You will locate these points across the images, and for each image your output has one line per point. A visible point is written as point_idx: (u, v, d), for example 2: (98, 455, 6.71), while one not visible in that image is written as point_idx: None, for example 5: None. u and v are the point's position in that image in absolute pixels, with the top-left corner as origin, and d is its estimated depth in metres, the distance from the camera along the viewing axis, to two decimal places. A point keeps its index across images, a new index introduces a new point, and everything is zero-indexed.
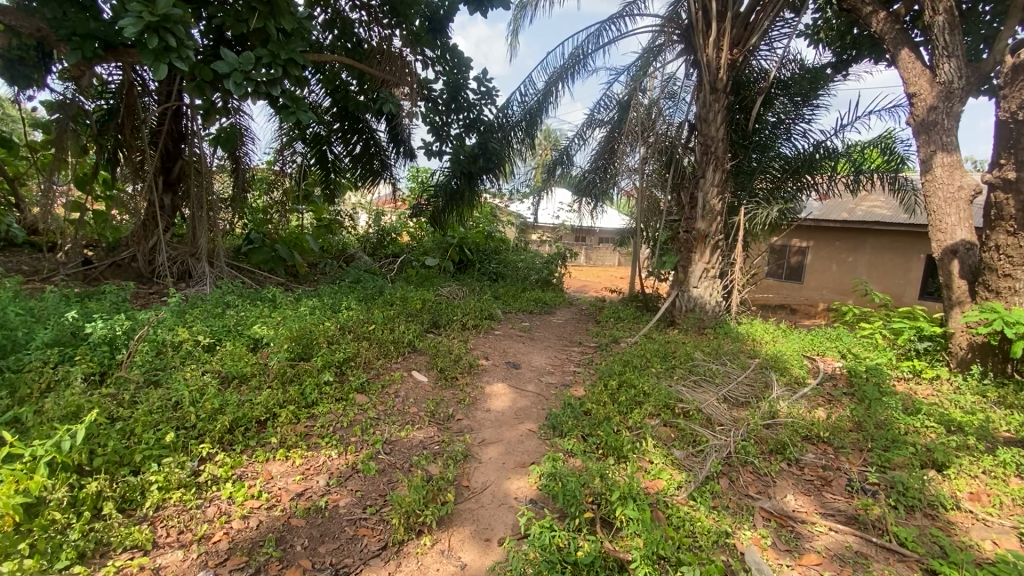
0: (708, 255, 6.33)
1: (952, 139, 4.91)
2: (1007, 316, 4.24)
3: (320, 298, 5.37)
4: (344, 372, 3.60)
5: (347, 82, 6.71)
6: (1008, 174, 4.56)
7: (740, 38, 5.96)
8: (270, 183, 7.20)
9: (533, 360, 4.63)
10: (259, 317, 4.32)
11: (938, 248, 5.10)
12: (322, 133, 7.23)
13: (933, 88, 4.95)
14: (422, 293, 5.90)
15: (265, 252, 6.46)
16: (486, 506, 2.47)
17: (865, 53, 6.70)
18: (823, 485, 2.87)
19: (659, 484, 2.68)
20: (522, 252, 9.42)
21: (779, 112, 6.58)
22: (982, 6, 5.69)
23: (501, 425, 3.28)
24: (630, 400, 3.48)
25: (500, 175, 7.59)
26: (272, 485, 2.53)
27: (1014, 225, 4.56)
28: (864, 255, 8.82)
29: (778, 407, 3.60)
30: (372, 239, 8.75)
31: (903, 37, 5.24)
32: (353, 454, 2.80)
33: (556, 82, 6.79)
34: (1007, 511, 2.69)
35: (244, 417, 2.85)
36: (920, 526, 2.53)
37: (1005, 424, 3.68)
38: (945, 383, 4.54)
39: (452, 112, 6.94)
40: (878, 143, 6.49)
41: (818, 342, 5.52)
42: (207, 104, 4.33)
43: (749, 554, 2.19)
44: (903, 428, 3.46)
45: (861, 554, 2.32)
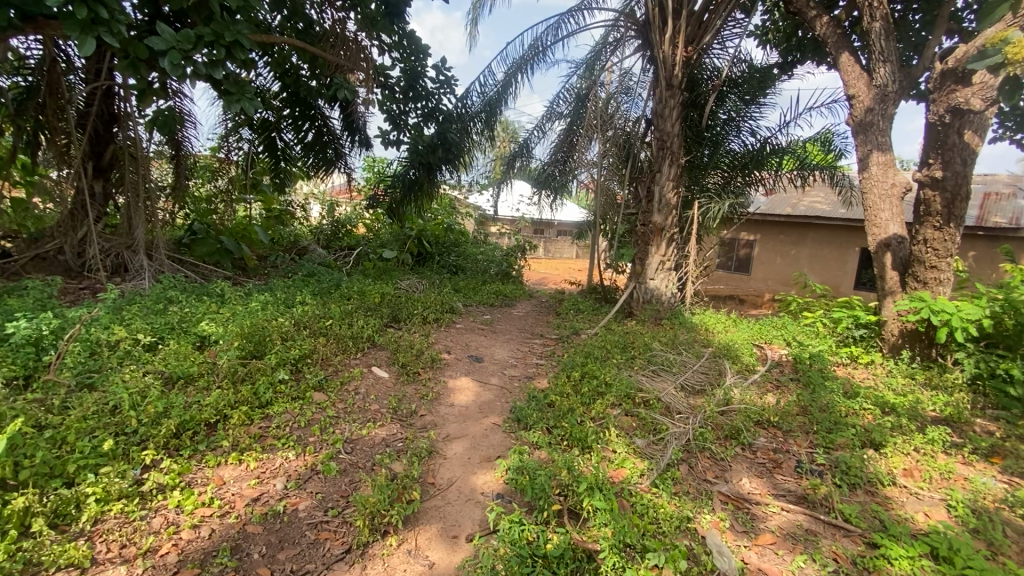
0: (664, 248, 6.49)
1: (886, 139, 5.22)
2: (934, 305, 4.56)
3: (272, 292, 5.14)
4: (300, 370, 3.45)
5: (298, 66, 6.40)
6: (936, 173, 4.90)
7: (694, 36, 6.09)
8: (214, 171, 6.99)
9: (496, 353, 4.61)
10: (206, 313, 4.09)
11: (873, 241, 5.41)
12: (271, 119, 6.89)
13: (870, 90, 5.24)
14: (380, 287, 5.75)
15: (210, 243, 6.10)
16: (453, 503, 2.44)
17: (809, 55, 7.01)
18: (774, 467, 3.00)
19: (622, 472, 2.73)
20: (482, 244, 9.35)
21: (730, 110, 6.79)
22: (913, 15, 6.08)
23: (466, 419, 3.24)
24: (593, 391, 3.52)
25: (459, 167, 7.49)
26: (225, 491, 2.39)
27: (940, 220, 4.91)
28: (806, 248, 9.30)
29: (732, 393, 3.75)
30: (326, 230, 8.43)
31: (844, 41, 5.51)
32: (312, 455, 2.69)
33: (515, 73, 6.73)
34: (937, 484, 2.91)
35: (191, 420, 2.68)
36: (862, 502, 2.69)
37: (932, 403, 3.99)
38: (879, 367, 4.87)
39: (410, 101, 6.78)
40: (817, 138, 6.90)
41: (765, 331, 5.78)
42: (142, 85, 4.00)
43: (709, 537, 2.26)
44: (844, 410, 3.69)
45: (810, 531, 2.43)
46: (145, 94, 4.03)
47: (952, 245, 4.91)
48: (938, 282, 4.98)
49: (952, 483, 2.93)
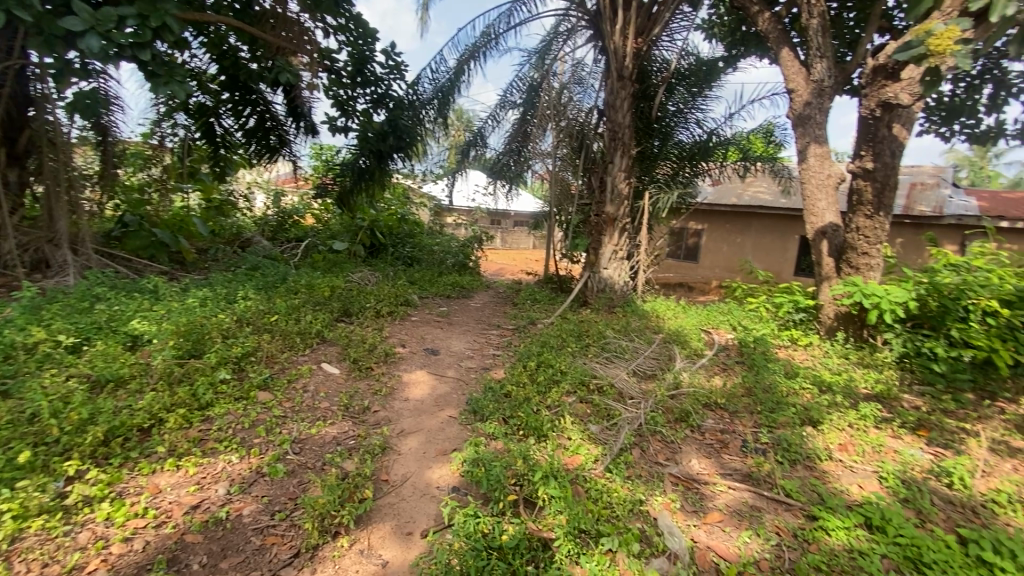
0: (617, 238, 6.61)
1: (823, 131, 5.48)
2: (865, 289, 4.86)
3: (212, 287, 4.86)
4: (242, 369, 3.29)
5: (236, 47, 6.07)
6: (867, 164, 5.20)
7: (643, 27, 6.18)
8: (146, 158, 6.34)
9: (452, 345, 4.56)
10: (137, 310, 3.82)
11: (810, 229, 5.71)
12: (208, 103, 6.63)
13: (808, 85, 5.49)
14: (330, 280, 5.56)
15: (143, 236, 5.70)
16: (408, 499, 2.39)
17: (752, 50, 7.25)
18: (722, 447, 3.12)
19: (577, 459, 2.76)
20: (438, 235, 9.22)
21: (679, 101, 6.94)
22: (847, 13, 6.40)
23: (421, 413, 3.19)
24: (548, 379, 3.55)
25: (412, 155, 7.34)
26: (160, 500, 2.24)
27: (871, 209, 5.22)
28: (749, 236, 9.71)
29: (682, 377, 3.88)
30: (272, 222, 8.06)
31: (784, 37, 5.73)
32: (257, 457, 2.57)
33: (467, 61, 6.61)
34: (868, 457, 3.11)
35: (122, 426, 2.49)
36: (801, 476, 2.84)
37: (864, 381, 4.26)
38: (816, 348, 5.16)
39: (358, 86, 6.60)
40: (760, 131, 7.19)
41: (713, 317, 6.01)
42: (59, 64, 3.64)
43: (661, 519, 2.31)
44: (785, 390, 3.88)
45: (755, 507, 2.54)
46: (64, 75, 3.67)
47: (881, 232, 5.23)
48: (868, 267, 5.30)
49: (882, 455, 3.14)
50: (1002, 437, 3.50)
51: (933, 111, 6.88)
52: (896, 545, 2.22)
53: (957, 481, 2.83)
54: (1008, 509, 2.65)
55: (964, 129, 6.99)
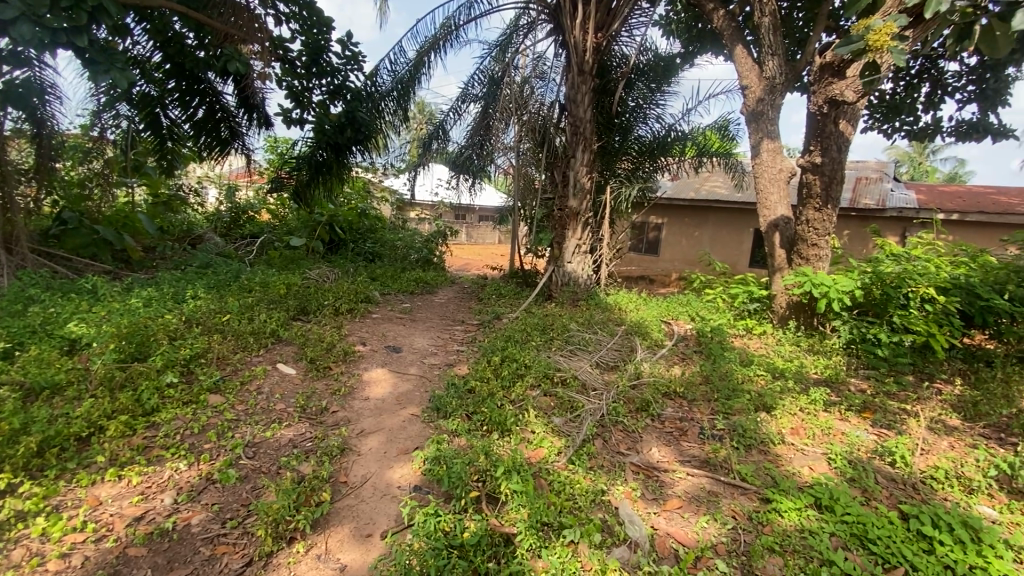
0: (580, 232, 6.66)
1: (774, 127, 5.67)
2: (814, 279, 5.05)
3: (159, 286, 4.62)
4: (191, 372, 3.14)
5: (181, 34, 5.72)
6: (816, 159, 5.41)
7: (603, 22, 6.21)
8: (87, 151, 6.10)
9: (415, 342, 4.49)
10: (75, 312, 3.59)
11: (763, 222, 5.91)
12: (153, 93, 6.23)
13: (761, 82, 5.66)
14: (287, 277, 5.38)
15: (83, 233, 5.36)
16: (367, 500, 2.33)
17: (708, 46, 7.43)
18: (681, 435, 3.18)
19: (540, 452, 2.76)
20: (400, 230, 9.07)
21: (639, 97, 7.03)
22: (796, 12, 6.63)
23: (382, 412, 3.12)
24: (512, 373, 3.55)
25: (372, 149, 7.16)
26: (101, 513, 2.11)
27: (819, 202, 5.44)
28: (707, 230, 9.97)
29: (642, 368, 3.95)
30: (225, 218, 7.73)
31: (738, 34, 5.88)
32: (207, 464, 2.45)
33: (427, 52, 6.49)
34: (819, 440, 3.24)
35: (57, 436, 2.34)
36: (756, 460, 2.94)
37: (813, 367, 4.45)
38: (770, 337, 5.36)
39: (313, 77, 6.39)
40: (716, 127, 7.38)
41: (672, 308, 6.15)
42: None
43: (622, 508, 2.33)
44: (740, 377, 4.01)
45: (712, 492, 2.60)
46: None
47: (829, 224, 5.46)
48: (818, 258, 5.53)
49: (831, 437, 3.28)
50: (939, 417, 3.73)
51: (876, 108, 7.22)
52: (844, 523, 2.33)
53: (898, 459, 2.99)
54: (943, 484, 2.82)
55: (904, 126, 7.37)
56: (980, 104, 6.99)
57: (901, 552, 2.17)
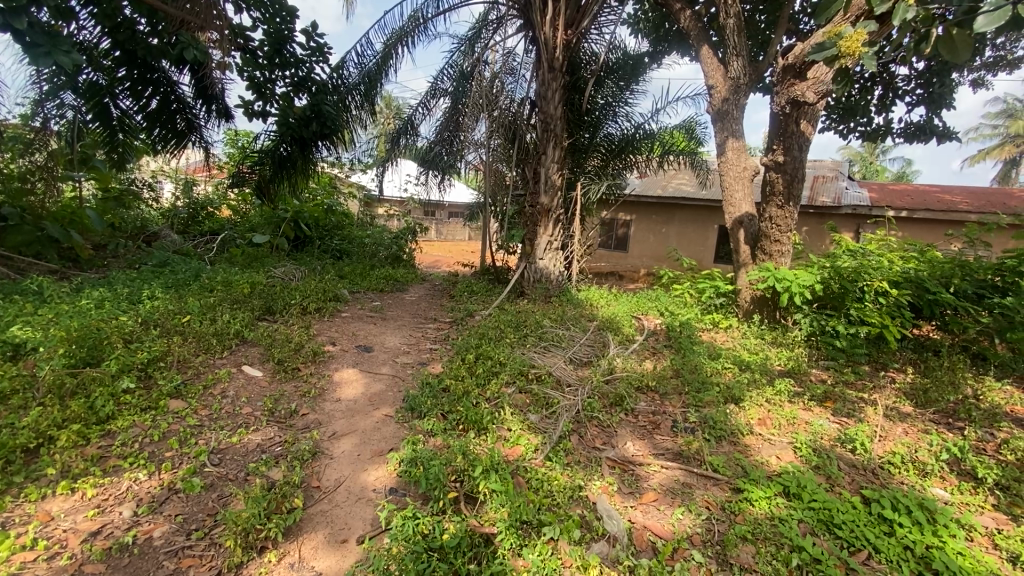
0: (551, 229, 6.69)
1: (739, 126, 5.81)
2: (777, 274, 5.22)
3: (111, 286, 4.38)
4: (150, 376, 2.99)
5: (133, 20, 5.46)
6: (779, 157, 5.59)
7: (573, 20, 6.23)
8: (27, 143, 5.59)
9: (387, 341, 4.41)
10: (18, 316, 3.36)
11: (729, 218, 6.07)
12: (102, 82, 5.82)
13: (726, 82, 5.78)
14: (250, 275, 5.20)
15: (26, 231, 4.97)
16: (341, 505, 2.27)
17: (675, 46, 7.58)
18: (654, 429, 3.23)
19: (517, 450, 2.75)
20: (369, 227, 8.88)
21: (608, 95, 7.09)
22: (758, 15, 6.82)
23: (354, 414, 3.05)
24: (487, 371, 3.53)
25: (338, 144, 6.98)
26: (53, 529, 1.96)
27: (782, 200, 5.61)
28: (674, 226, 10.18)
29: (615, 363, 3.99)
30: (182, 214, 7.40)
31: (703, 35, 5.99)
32: (169, 473, 2.33)
33: (395, 46, 6.36)
34: (784, 429, 3.35)
35: (2, 448, 2.17)
36: (726, 451, 3.01)
37: (778, 360, 4.60)
38: (735, 330, 5.51)
39: (276, 68, 6.19)
40: (683, 127, 7.49)
41: (642, 303, 6.24)
42: None
43: (600, 503, 2.35)
44: (709, 370, 4.11)
45: (686, 484, 2.65)
46: None
47: (790, 221, 5.65)
48: (780, 254, 5.72)
49: (796, 427, 3.40)
50: (894, 404, 3.92)
51: (833, 110, 7.50)
52: (811, 509, 2.40)
53: (859, 446, 3.12)
54: (900, 468, 2.96)
55: (858, 127, 7.68)
56: (928, 107, 7.35)
57: (865, 536, 2.26)
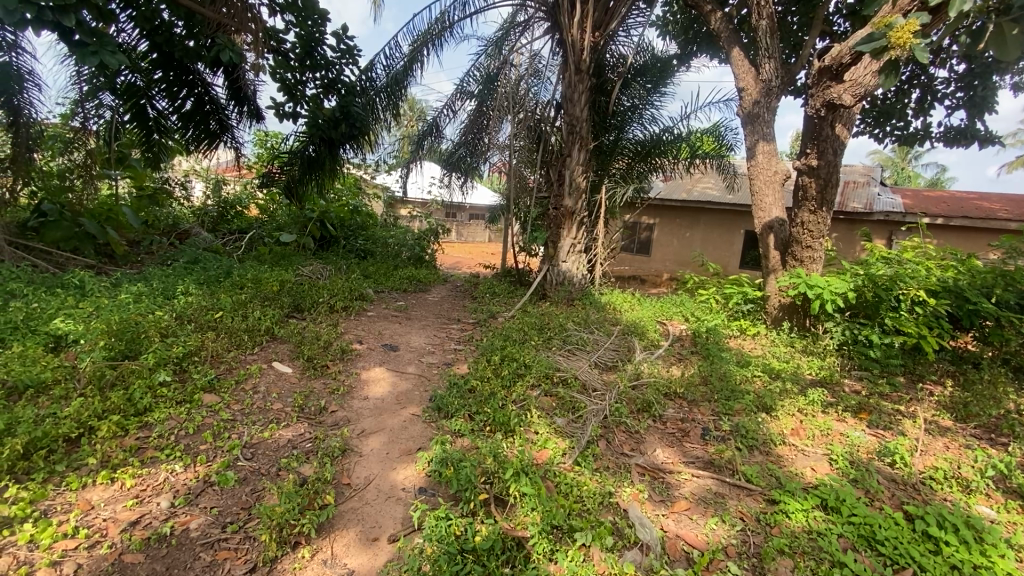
0: (575, 231, 6.66)
1: (770, 130, 5.69)
2: (809, 280, 5.07)
3: (146, 282, 4.49)
4: (184, 370, 3.04)
5: (170, 23, 5.53)
6: (812, 161, 5.44)
7: (601, 22, 6.20)
8: (66, 143, 6.13)
9: (412, 340, 4.43)
10: (60, 308, 3.48)
11: (758, 223, 5.94)
12: (139, 84, 6.01)
13: (757, 84, 5.68)
14: (279, 274, 5.26)
15: (65, 226, 5.19)
16: (372, 503, 2.28)
17: (704, 48, 7.48)
18: (683, 436, 3.17)
19: (545, 453, 2.72)
20: (392, 227, 8.94)
21: (635, 97, 7.02)
22: (790, 16, 6.69)
23: (382, 412, 3.06)
24: (513, 373, 3.51)
25: (364, 145, 7.07)
26: (93, 518, 2.00)
27: (815, 204, 5.47)
28: (699, 230, 10.03)
29: (641, 368, 3.94)
30: (212, 212, 7.57)
31: (734, 36, 5.90)
32: (204, 466, 2.37)
33: (422, 48, 6.41)
34: (818, 440, 3.25)
35: (44, 437, 2.23)
36: (759, 461, 2.93)
37: (809, 369, 4.48)
38: (763, 337, 5.39)
39: (306, 70, 6.30)
40: (711, 130, 7.38)
41: (667, 308, 6.16)
42: None
43: (631, 510, 2.31)
44: (738, 377, 4.02)
45: (718, 494, 2.59)
46: None
47: (823, 227, 5.51)
48: (811, 260, 5.58)
49: (830, 438, 3.30)
50: (934, 418, 3.77)
51: (868, 113, 7.29)
52: (850, 524, 2.32)
53: (899, 460, 3.00)
54: (943, 485, 2.84)
55: (894, 131, 7.46)
56: (968, 110, 7.11)
57: (910, 553, 2.17)
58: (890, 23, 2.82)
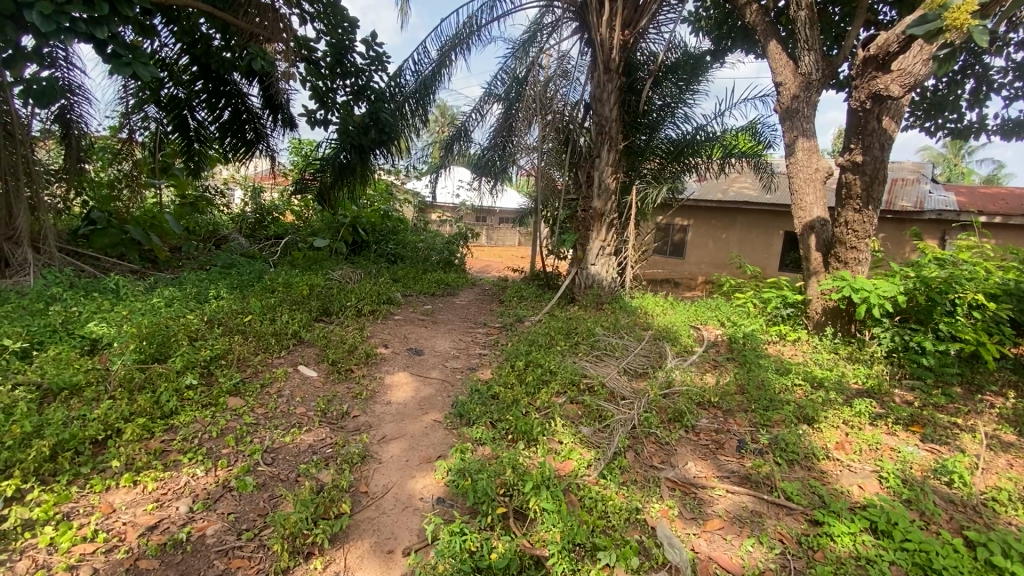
0: (604, 233, 6.51)
1: (810, 125, 5.42)
2: (854, 283, 4.77)
3: (182, 286, 4.61)
4: (211, 373, 3.08)
5: (209, 35, 5.72)
6: (857, 157, 5.13)
7: (630, 19, 6.06)
8: (116, 153, 6.25)
9: (437, 345, 4.38)
10: (97, 312, 3.58)
11: (798, 224, 5.65)
12: (181, 95, 6.25)
13: (795, 78, 5.41)
14: (310, 278, 5.34)
15: (112, 233, 5.40)
16: (388, 512, 2.22)
17: (739, 44, 7.22)
18: (717, 448, 2.99)
19: (569, 464, 2.61)
20: (422, 232, 8.96)
21: (666, 95, 6.83)
22: (832, 7, 6.37)
23: (403, 418, 3.01)
24: (538, 380, 3.41)
25: (394, 151, 7.10)
26: (113, 521, 2.01)
27: (860, 203, 5.16)
28: (735, 232, 9.67)
29: (673, 375, 3.77)
30: (250, 218, 7.77)
31: (771, 29, 5.64)
32: (224, 470, 2.37)
33: (450, 53, 6.40)
34: (867, 455, 3.02)
35: (72, 439, 2.27)
36: (801, 478, 2.72)
37: (855, 377, 4.20)
38: (804, 344, 5.11)
39: (337, 77, 6.40)
40: (746, 128, 7.10)
41: (701, 313, 5.94)
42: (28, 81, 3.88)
43: (659, 529, 2.17)
44: (778, 387, 3.79)
45: (755, 512, 2.41)
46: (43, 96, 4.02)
47: (869, 226, 5.18)
48: (856, 262, 5.26)
49: (880, 454, 3.05)
50: (996, 432, 3.46)
51: (918, 106, 6.86)
52: (904, 551, 2.11)
53: (958, 480, 2.74)
54: (1009, 508, 2.58)
55: (947, 124, 7.00)
56: None
57: None
58: (947, 3, 2.65)
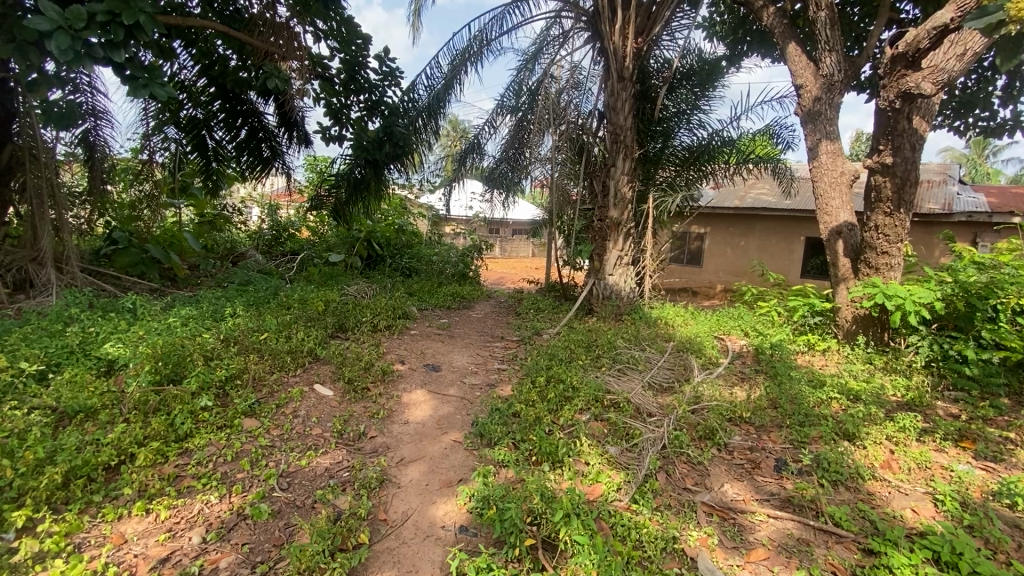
0: (622, 242, 6.36)
1: (834, 127, 5.24)
2: (887, 289, 4.53)
3: (198, 304, 4.60)
4: (226, 394, 3.02)
5: (226, 56, 5.84)
6: (886, 159, 4.93)
7: (643, 27, 5.98)
8: (138, 174, 6.04)
9: (454, 360, 4.27)
10: (113, 332, 3.55)
11: (825, 229, 5.44)
12: (200, 116, 6.34)
13: (817, 80, 5.24)
14: (325, 293, 5.28)
15: (132, 253, 5.42)
16: (409, 542, 2.11)
17: (756, 47, 7.10)
18: (753, 468, 2.82)
19: (598, 488, 2.46)
20: (437, 245, 8.91)
21: (681, 102, 6.70)
22: (851, 7, 6.21)
23: (422, 439, 2.90)
24: (560, 397, 3.27)
25: (408, 166, 7.06)
26: (125, 553, 1.93)
27: (890, 206, 4.95)
28: (754, 238, 9.45)
29: (701, 390, 3.58)
30: (267, 235, 7.77)
31: (790, 32, 5.49)
32: (239, 496, 2.27)
33: (461, 66, 6.39)
34: (916, 475, 2.82)
35: (85, 465, 2.21)
36: (847, 501, 2.54)
37: (894, 389, 3.98)
38: (835, 353, 4.89)
39: (350, 94, 6.43)
40: (765, 132, 6.91)
41: (723, 323, 5.75)
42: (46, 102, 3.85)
43: (700, 561, 2.02)
44: (812, 401, 3.59)
45: (802, 540, 2.24)
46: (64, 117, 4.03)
47: (901, 230, 4.96)
48: (888, 267, 5.04)
49: (931, 473, 2.84)
50: None
51: (947, 104, 6.62)
52: None
53: (1021, 502, 2.52)
54: None
55: (978, 122, 6.75)
56: None
57: None
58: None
